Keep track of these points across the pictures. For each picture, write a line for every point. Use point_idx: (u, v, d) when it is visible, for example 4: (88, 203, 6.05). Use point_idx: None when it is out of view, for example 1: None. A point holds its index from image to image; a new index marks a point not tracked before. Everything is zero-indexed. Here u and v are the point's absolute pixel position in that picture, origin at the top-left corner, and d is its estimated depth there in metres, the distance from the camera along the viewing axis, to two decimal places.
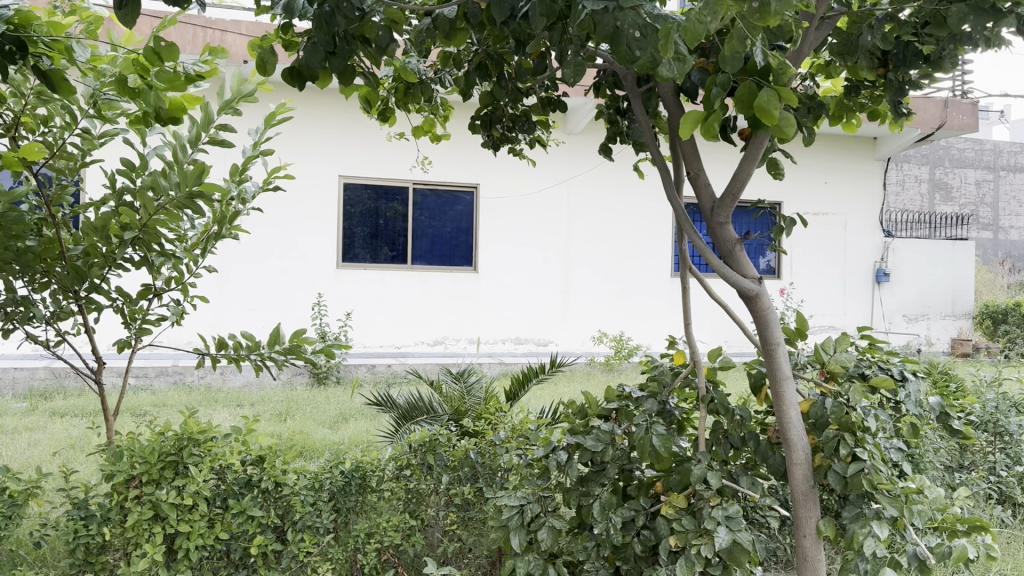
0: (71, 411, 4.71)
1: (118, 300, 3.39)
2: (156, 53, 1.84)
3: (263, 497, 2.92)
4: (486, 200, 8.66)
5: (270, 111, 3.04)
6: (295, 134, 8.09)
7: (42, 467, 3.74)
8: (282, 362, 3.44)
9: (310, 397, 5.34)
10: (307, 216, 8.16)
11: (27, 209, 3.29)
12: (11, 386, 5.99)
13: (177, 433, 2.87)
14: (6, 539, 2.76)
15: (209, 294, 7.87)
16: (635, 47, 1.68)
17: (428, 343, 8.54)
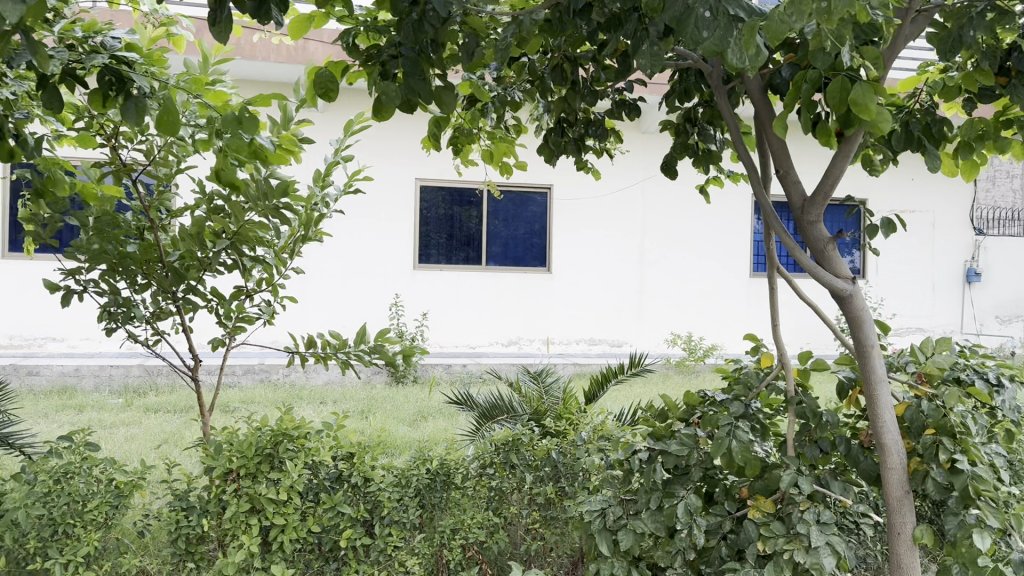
0: (164, 407, 4.91)
1: (214, 301, 3.55)
2: (239, 120, 2.02)
3: (352, 492, 3.02)
4: (559, 201, 8.67)
5: (350, 121, 3.10)
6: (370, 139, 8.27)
7: (142, 459, 3.91)
8: (367, 360, 3.54)
9: (389, 395, 5.43)
10: (382, 219, 8.33)
11: (129, 216, 3.46)
12: (108, 382, 6.25)
13: (273, 428, 2.99)
14: (113, 528, 2.90)
15: (297, 295, 8.18)
16: (704, 27, 1.51)
17: (502, 343, 8.59)
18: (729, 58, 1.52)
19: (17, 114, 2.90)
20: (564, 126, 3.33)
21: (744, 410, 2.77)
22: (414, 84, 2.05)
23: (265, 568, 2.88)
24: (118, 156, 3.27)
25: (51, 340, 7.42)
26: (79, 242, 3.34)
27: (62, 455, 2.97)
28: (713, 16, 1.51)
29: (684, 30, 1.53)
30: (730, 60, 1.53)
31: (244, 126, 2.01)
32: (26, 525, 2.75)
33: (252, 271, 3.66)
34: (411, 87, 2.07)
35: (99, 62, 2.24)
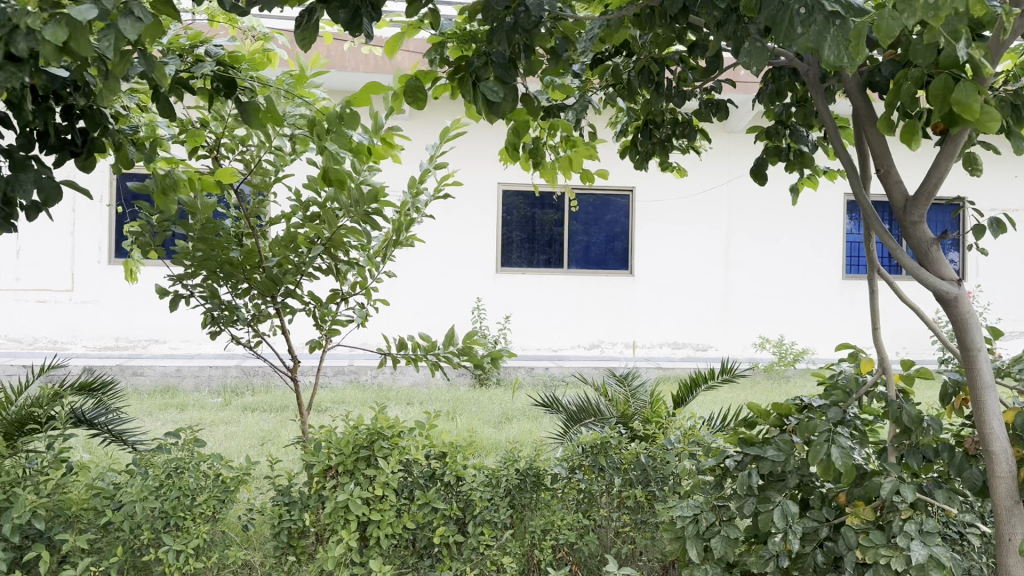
0: (260, 407, 5.11)
1: (311, 303, 3.68)
2: (340, 117, 2.19)
3: (445, 490, 3.09)
4: (642, 203, 8.64)
5: (443, 129, 3.11)
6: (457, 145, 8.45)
7: (245, 454, 4.08)
8: (456, 362, 3.60)
9: (475, 397, 5.53)
10: (464, 224, 8.44)
11: (229, 222, 3.63)
12: (208, 381, 6.53)
13: (369, 427, 3.09)
14: (220, 521, 3.03)
15: (390, 297, 8.33)
16: (798, 22, 1.52)
17: (584, 346, 8.58)
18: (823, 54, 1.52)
19: (128, 129, 3.08)
20: (651, 128, 3.23)
21: (842, 415, 2.71)
22: (508, 89, 2.08)
23: (364, 562, 2.96)
24: (220, 166, 3.42)
25: (153, 342, 7.81)
26: (181, 250, 3.50)
27: (172, 450, 3.13)
28: (809, 12, 1.51)
29: (779, 27, 1.52)
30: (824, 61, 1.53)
31: (347, 121, 2.18)
32: (141, 518, 2.85)
33: (346, 274, 3.77)
34: (506, 93, 2.09)
35: (208, 70, 2.46)
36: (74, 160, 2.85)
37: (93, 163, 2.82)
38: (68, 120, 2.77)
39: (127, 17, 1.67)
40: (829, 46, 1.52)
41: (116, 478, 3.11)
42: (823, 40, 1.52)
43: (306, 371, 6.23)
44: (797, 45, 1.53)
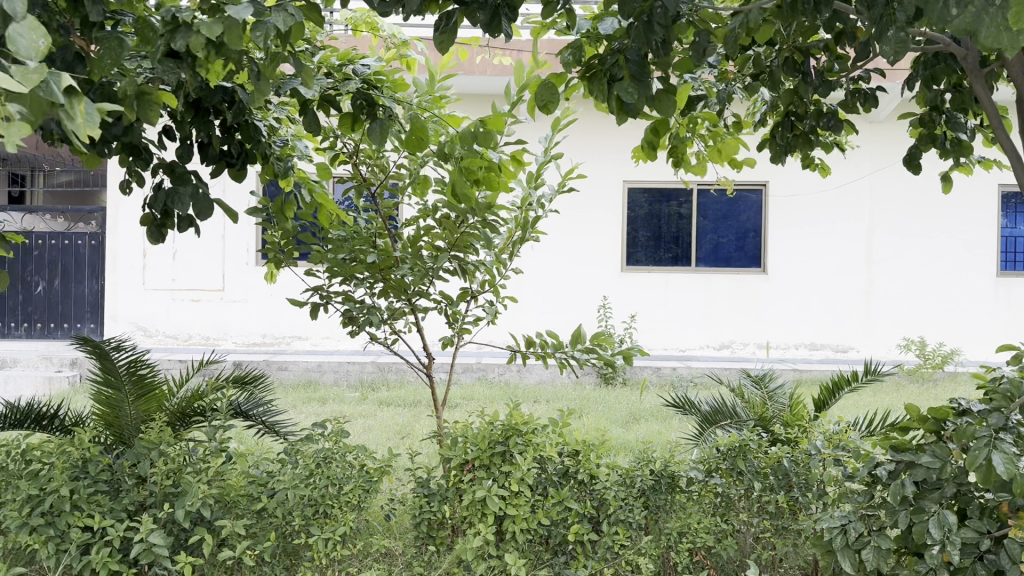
0: (395, 401, 5.31)
1: (443, 302, 3.76)
2: (474, 136, 2.26)
3: (580, 488, 3.11)
4: (776, 197, 8.35)
5: (554, 118, 3.00)
6: (582, 141, 8.41)
7: (388, 446, 4.26)
8: (584, 361, 3.56)
9: (601, 396, 5.53)
10: (591, 222, 8.44)
11: (364, 224, 3.76)
12: (346, 376, 6.86)
13: (504, 423, 3.14)
14: (365, 510, 3.17)
15: (518, 295, 8.45)
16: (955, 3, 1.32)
17: (714, 346, 8.41)
18: (982, 35, 1.29)
19: (279, 139, 3.27)
20: (794, 120, 3.12)
21: (1007, 422, 2.51)
22: (641, 89, 2.00)
23: (500, 555, 3.02)
24: (359, 172, 3.56)
25: (296, 338, 8.26)
26: (319, 252, 3.67)
27: (319, 440, 3.28)
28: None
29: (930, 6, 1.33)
30: (984, 40, 1.30)
31: (481, 139, 2.26)
32: (294, 505, 3.01)
33: (476, 273, 3.83)
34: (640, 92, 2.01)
35: (353, 87, 2.64)
36: (228, 169, 3.12)
37: (244, 173, 3.10)
38: (225, 133, 2.98)
39: (282, 14, 1.80)
40: (990, 23, 1.29)
41: (270, 466, 3.28)
42: (983, 17, 1.29)
43: (438, 368, 6.45)
44: (953, 27, 1.32)
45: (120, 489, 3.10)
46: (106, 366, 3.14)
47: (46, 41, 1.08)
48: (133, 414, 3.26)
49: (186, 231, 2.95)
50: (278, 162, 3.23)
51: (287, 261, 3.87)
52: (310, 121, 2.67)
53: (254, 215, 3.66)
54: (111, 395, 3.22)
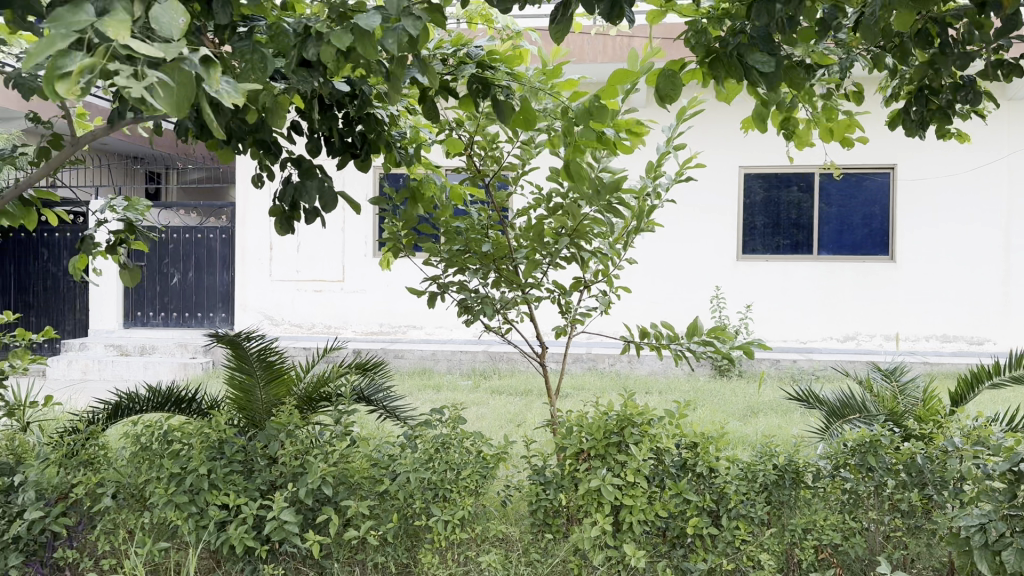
0: (506, 389, 5.38)
1: (555, 292, 3.72)
2: (590, 111, 2.25)
3: (698, 481, 3.06)
4: (904, 180, 7.92)
5: (679, 106, 2.89)
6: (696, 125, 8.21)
7: (505, 433, 4.32)
8: (701, 352, 3.45)
9: (716, 388, 5.42)
10: (705, 209, 8.25)
11: (477, 216, 3.76)
12: (459, 365, 7.04)
13: (619, 413, 3.13)
14: (482, 495, 3.21)
15: (632, 285, 8.35)
16: None
17: (838, 338, 8.04)
18: None
19: (399, 131, 3.36)
20: (928, 95, 2.87)
21: None
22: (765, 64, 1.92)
23: (617, 546, 3.01)
24: (473, 164, 3.57)
25: (411, 328, 8.49)
26: (434, 244, 3.74)
27: (438, 426, 3.34)
28: None
29: None
30: None
31: (595, 115, 2.25)
32: (415, 488, 3.09)
33: (589, 263, 3.77)
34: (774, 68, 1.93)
35: (469, 71, 2.65)
36: (354, 161, 3.22)
37: (368, 163, 3.18)
38: (348, 125, 3.11)
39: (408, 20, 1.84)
40: None
41: (391, 450, 3.37)
42: None
43: (551, 357, 6.52)
44: None
45: (254, 469, 3.25)
46: (238, 353, 3.30)
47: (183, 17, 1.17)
48: (263, 399, 3.42)
49: (314, 222, 3.08)
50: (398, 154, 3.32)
51: (403, 252, 3.96)
52: (428, 109, 2.75)
53: (375, 205, 3.76)
54: (244, 380, 3.39)
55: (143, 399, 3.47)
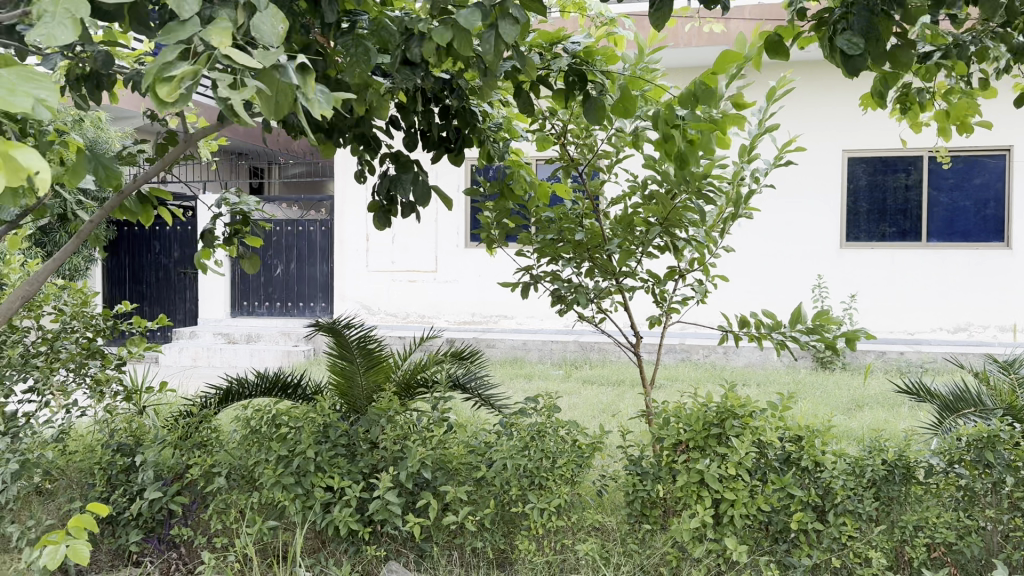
0: (599, 379, 5.37)
1: (649, 281, 3.64)
2: (693, 95, 2.22)
3: (803, 475, 2.98)
4: (1020, 163, 7.46)
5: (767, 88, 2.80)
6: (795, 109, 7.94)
7: (601, 423, 4.31)
8: (804, 343, 3.33)
9: (818, 380, 5.27)
10: (802, 196, 7.99)
11: (570, 205, 3.75)
12: (550, 354, 7.07)
13: (719, 405, 3.07)
14: (578, 485, 3.20)
15: (730, 274, 8.15)
16: None
17: (948, 330, 7.68)
18: None
19: (493, 124, 3.39)
20: None
21: None
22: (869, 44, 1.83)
23: (718, 539, 2.97)
24: (567, 153, 3.56)
25: (503, 318, 8.56)
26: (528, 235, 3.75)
27: (533, 414, 3.35)
28: None
29: None
30: None
31: (700, 99, 2.22)
32: (511, 475, 3.11)
33: (685, 251, 3.70)
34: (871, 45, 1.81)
35: (564, 64, 2.67)
36: (446, 154, 3.28)
37: (462, 157, 3.23)
38: (444, 119, 3.16)
39: (506, 19, 1.88)
40: None
41: (487, 437, 3.41)
42: None
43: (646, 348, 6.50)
44: None
45: (356, 453, 3.35)
46: (340, 341, 3.41)
47: (283, 27, 1.32)
48: (364, 385, 3.51)
49: (409, 216, 3.16)
50: (491, 146, 3.35)
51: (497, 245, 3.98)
52: (522, 103, 2.76)
53: (470, 195, 3.79)
54: (345, 368, 3.50)
55: (251, 385, 3.62)
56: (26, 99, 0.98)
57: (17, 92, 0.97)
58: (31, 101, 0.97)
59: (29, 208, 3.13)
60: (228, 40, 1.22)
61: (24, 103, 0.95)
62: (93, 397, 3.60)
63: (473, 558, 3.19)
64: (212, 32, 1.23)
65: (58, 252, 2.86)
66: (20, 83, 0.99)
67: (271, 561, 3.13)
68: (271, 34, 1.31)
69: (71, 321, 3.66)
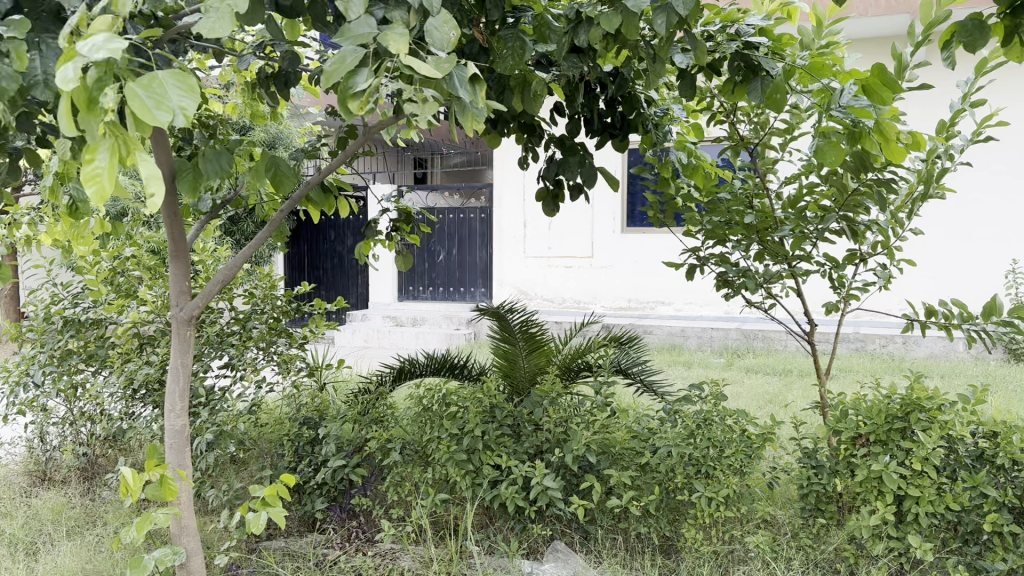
0: (763, 368, 5.19)
1: (826, 265, 3.46)
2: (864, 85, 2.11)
3: (998, 474, 2.75)
4: None
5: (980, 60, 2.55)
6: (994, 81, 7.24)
7: (772, 412, 4.18)
8: (1002, 334, 3.04)
9: (1014, 373, 4.84)
10: (996, 175, 7.33)
11: (738, 184, 3.64)
12: (710, 342, 7.05)
13: (903, 397, 2.89)
14: (748, 476, 3.10)
15: (915, 258, 7.61)
16: None
17: None
18: None
19: (658, 110, 3.34)
20: None
21: None
22: None
23: (901, 537, 2.81)
24: (736, 133, 3.44)
25: (660, 304, 8.45)
26: (694, 216, 3.67)
27: (698, 402, 3.29)
28: None
29: None
30: None
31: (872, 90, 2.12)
32: (676, 462, 3.06)
33: (865, 234, 3.49)
34: None
35: (733, 50, 2.56)
36: (611, 140, 3.31)
37: (626, 144, 3.23)
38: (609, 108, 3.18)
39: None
40: None
41: (651, 423, 3.38)
42: None
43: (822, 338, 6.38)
44: None
45: (521, 434, 3.42)
46: (503, 325, 3.50)
47: (454, 33, 1.63)
48: (526, 367, 3.58)
49: (578, 197, 3.20)
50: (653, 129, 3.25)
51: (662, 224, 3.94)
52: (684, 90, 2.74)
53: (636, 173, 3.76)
54: (507, 350, 3.58)
55: (423, 365, 3.82)
56: (167, 113, 1.25)
57: (163, 108, 1.25)
58: (169, 117, 1.24)
59: (227, 198, 3.42)
60: (404, 47, 1.57)
61: (162, 122, 1.23)
62: (282, 373, 3.90)
63: (637, 543, 3.19)
64: (391, 40, 1.58)
65: (252, 240, 3.11)
66: (169, 95, 1.26)
67: (443, 534, 3.27)
68: (443, 41, 1.63)
69: (260, 303, 3.99)
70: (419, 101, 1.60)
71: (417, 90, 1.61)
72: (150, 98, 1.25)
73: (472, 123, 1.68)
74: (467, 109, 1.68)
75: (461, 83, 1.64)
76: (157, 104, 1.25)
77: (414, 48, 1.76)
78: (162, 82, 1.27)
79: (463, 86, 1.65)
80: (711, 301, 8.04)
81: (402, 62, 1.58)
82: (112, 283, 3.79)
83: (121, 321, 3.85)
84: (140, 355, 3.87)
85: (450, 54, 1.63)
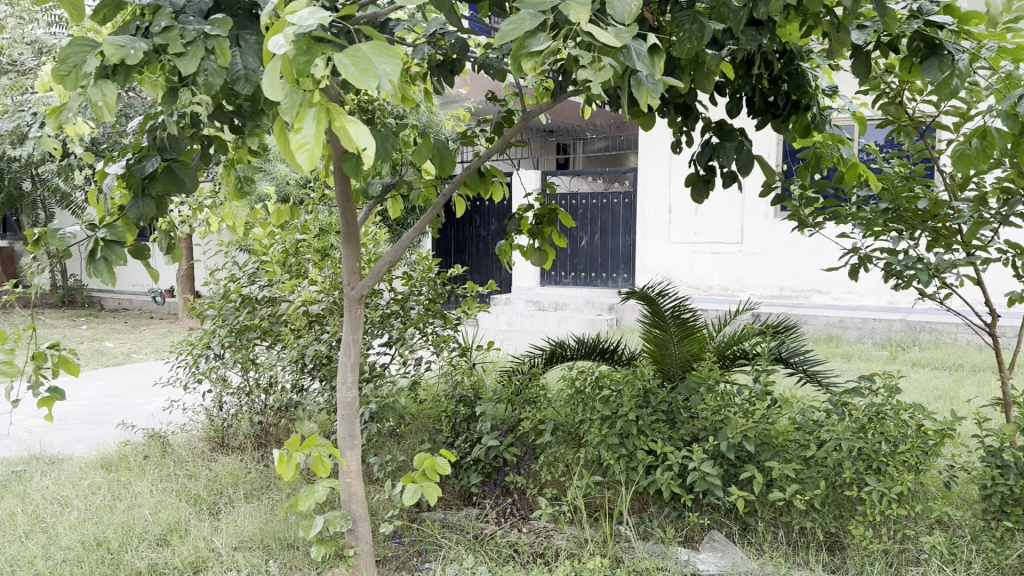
0: (931, 363, 4.91)
1: (1009, 254, 3.20)
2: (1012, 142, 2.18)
3: None
4: None
5: None
6: None
7: (950, 407, 3.95)
8: None
9: None
10: None
11: (894, 168, 3.45)
12: (871, 334, 6.90)
13: None
14: (923, 474, 2.95)
15: None
16: None
17: None
18: None
19: (825, 88, 3.25)
20: None
21: None
22: None
23: None
24: (904, 112, 3.25)
25: (815, 293, 8.13)
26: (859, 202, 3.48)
27: (868, 394, 3.15)
28: None
29: None
30: None
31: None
32: (845, 456, 2.93)
33: None
34: None
35: (912, 29, 2.35)
36: (772, 121, 3.18)
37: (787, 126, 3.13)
38: (772, 86, 3.06)
39: None
40: None
41: (816, 415, 3.26)
42: None
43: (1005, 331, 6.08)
44: None
45: (676, 420, 3.38)
46: (654, 310, 3.46)
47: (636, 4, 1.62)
48: (678, 354, 3.51)
49: (730, 185, 3.13)
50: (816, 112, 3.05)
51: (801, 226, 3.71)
52: (858, 65, 2.56)
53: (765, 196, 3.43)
54: (659, 335, 3.53)
55: (574, 348, 3.85)
56: (372, 79, 1.30)
57: (368, 75, 1.30)
58: (375, 83, 1.29)
59: (391, 183, 3.55)
60: (585, 15, 1.52)
61: (367, 88, 1.28)
62: (437, 352, 4.02)
63: (800, 537, 3.09)
64: (572, 8, 1.54)
65: (417, 222, 3.21)
66: (374, 62, 1.31)
67: (598, 516, 3.29)
68: (625, 11, 1.61)
69: (419, 284, 4.15)
70: (595, 70, 1.59)
71: (596, 59, 1.61)
72: (357, 66, 1.30)
73: (646, 98, 1.67)
74: (642, 84, 1.67)
75: (635, 58, 1.61)
76: (364, 71, 1.30)
77: (593, 19, 1.75)
78: (367, 52, 1.32)
79: (638, 60, 1.61)
80: (874, 291, 7.67)
81: (582, 32, 1.53)
82: (284, 264, 4.07)
83: (292, 300, 4.09)
84: (310, 332, 4.11)
85: (629, 26, 1.60)
